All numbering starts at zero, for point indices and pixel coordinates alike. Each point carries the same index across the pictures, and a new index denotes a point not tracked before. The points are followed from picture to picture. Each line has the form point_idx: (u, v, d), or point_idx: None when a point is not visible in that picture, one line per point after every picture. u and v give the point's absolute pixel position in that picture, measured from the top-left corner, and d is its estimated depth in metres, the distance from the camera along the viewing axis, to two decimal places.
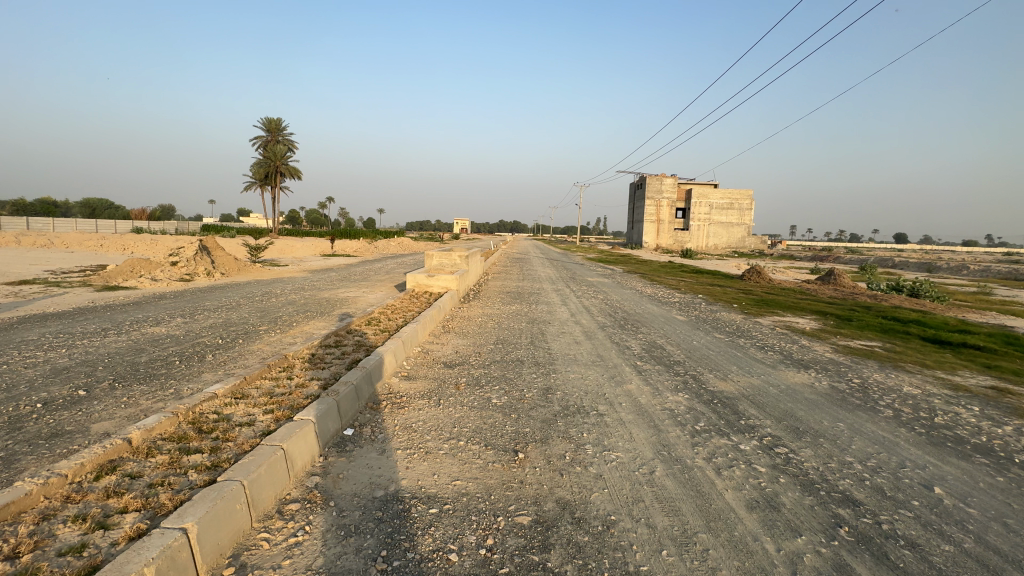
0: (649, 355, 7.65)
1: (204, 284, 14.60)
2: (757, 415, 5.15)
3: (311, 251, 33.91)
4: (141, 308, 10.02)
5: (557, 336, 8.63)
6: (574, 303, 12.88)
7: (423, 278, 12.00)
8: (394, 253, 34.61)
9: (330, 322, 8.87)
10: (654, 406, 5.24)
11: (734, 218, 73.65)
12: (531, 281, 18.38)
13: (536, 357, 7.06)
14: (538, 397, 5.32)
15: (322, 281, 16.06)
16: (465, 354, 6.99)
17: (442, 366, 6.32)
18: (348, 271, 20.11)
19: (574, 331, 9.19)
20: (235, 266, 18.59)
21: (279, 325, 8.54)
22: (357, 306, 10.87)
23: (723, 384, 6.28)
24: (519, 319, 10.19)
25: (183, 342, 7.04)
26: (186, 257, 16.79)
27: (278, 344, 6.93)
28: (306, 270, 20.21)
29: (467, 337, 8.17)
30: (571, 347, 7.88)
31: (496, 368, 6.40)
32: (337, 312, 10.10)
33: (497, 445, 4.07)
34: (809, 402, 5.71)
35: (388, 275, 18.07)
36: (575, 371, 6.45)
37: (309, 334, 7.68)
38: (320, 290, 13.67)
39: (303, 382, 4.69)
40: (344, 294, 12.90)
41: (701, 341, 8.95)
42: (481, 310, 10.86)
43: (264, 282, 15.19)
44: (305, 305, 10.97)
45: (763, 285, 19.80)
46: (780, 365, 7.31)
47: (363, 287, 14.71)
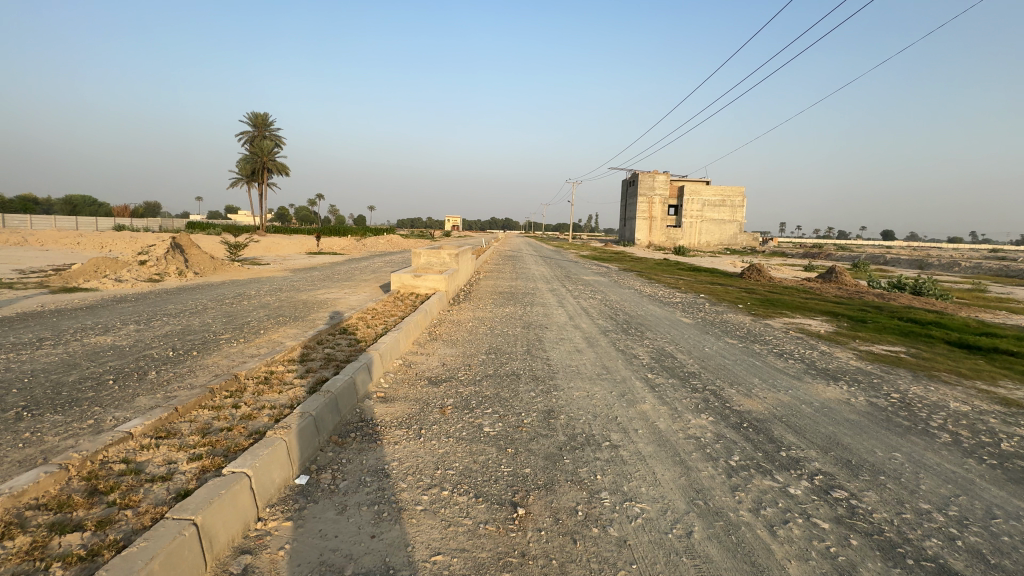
0: (660, 365, 6.82)
1: (173, 285, 13.54)
2: (798, 444, 4.34)
3: (295, 248, 32.68)
4: (93, 313, 9.00)
5: (556, 344, 7.80)
6: (571, 304, 12.01)
7: (409, 278, 11.10)
8: (382, 250, 33.56)
9: (304, 328, 7.94)
10: (677, 434, 4.41)
11: (727, 215, 73.34)
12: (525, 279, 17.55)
13: (534, 370, 6.21)
14: (538, 423, 4.47)
15: (302, 281, 15.04)
16: (453, 367, 6.13)
17: (425, 383, 5.45)
18: (332, 270, 19.08)
19: (574, 338, 8.33)
20: (211, 264, 17.50)
21: (245, 332, 7.59)
22: (337, 310, 9.93)
23: (750, 402, 5.48)
24: (513, 324, 9.32)
25: (126, 356, 6.08)
26: (156, 255, 15.66)
27: (237, 358, 6.00)
28: (288, 269, 19.17)
29: (456, 345, 7.29)
30: (572, 356, 7.05)
31: (488, 384, 5.54)
32: (313, 316, 9.16)
33: (490, 496, 3.23)
34: (852, 425, 4.92)
35: (374, 274, 17.13)
36: (580, 388, 5.60)
37: (276, 344, 6.75)
38: (298, 291, 12.69)
39: (250, 414, 3.78)
40: (324, 295, 11.92)
41: (713, 348, 8.13)
42: (472, 314, 9.98)
43: (240, 283, 14.17)
44: (279, 308, 10.00)
45: (765, 284, 19.10)
46: (806, 376, 6.55)
47: (345, 287, 13.77)
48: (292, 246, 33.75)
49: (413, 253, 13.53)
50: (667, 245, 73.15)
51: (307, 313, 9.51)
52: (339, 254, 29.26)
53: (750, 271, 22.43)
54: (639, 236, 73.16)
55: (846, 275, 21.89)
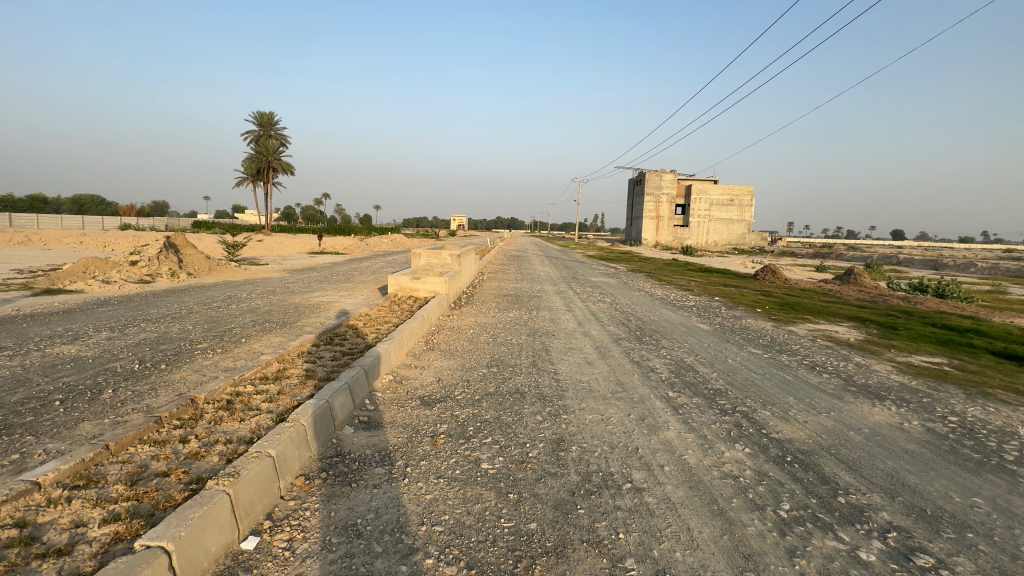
0: (682, 381, 6.10)
1: (163, 287, 12.97)
2: (857, 486, 3.62)
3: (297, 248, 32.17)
4: (68, 318, 8.39)
5: (564, 354, 7.11)
6: (578, 309, 11.29)
7: (407, 281, 10.45)
8: (385, 251, 32.96)
9: (289, 336, 7.29)
10: (711, 472, 3.71)
11: (736, 214, 72.20)
12: (530, 281, 16.90)
13: (540, 387, 5.52)
14: (546, 458, 3.79)
15: (297, 283, 14.41)
16: (450, 384, 5.46)
17: (416, 404, 4.78)
18: (331, 271, 18.46)
19: (584, 348, 7.62)
20: (206, 265, 16.94)
21: (225, 341, 6.94)
22: (329, 315, 9.29)
23: (789, 427, 4.77)
24: (517, 331, 8.63)
25: (86, 370, 5.45)
26: (148, 256, 15.11)
27: (207, 374, 5.35)
28: (286, 270, 18.59)
29: (455, 357, 6.61)
30: (582, 370, 6.37)
31: (488, 405, 4.87)
32: (303, 322, 8.50)
33: (486, 566, 2.55)
34: (915, 459, 4.19)
35: (373, 275, 16.50)
36: (593, 410, 4.92)
37: (255, 356, 6.10)
38: (292, 294, 12.06)
39: (198, 452, 3.13)
40: (318, 299, 11.29)
41: (737, 360, 7.40)
42: (473, 320, 9.30)
43: (233, 285, 13.57)
44: (268, 313, 9.34)
45: (780, 286, 18.29)
46: (847, 395, 5.82)
47: (342, 289, 13.15)
48: (294, 246, 33.24)
49: (413, 254, 12.87)
50: (674, 245, 72.17)
51: (297, 319, 8.85)
52: (340, 254, 28.68)
53: (765, 272, 21.57)
54: (646, 236, 72.22)
55: (864, 277, 21.00)
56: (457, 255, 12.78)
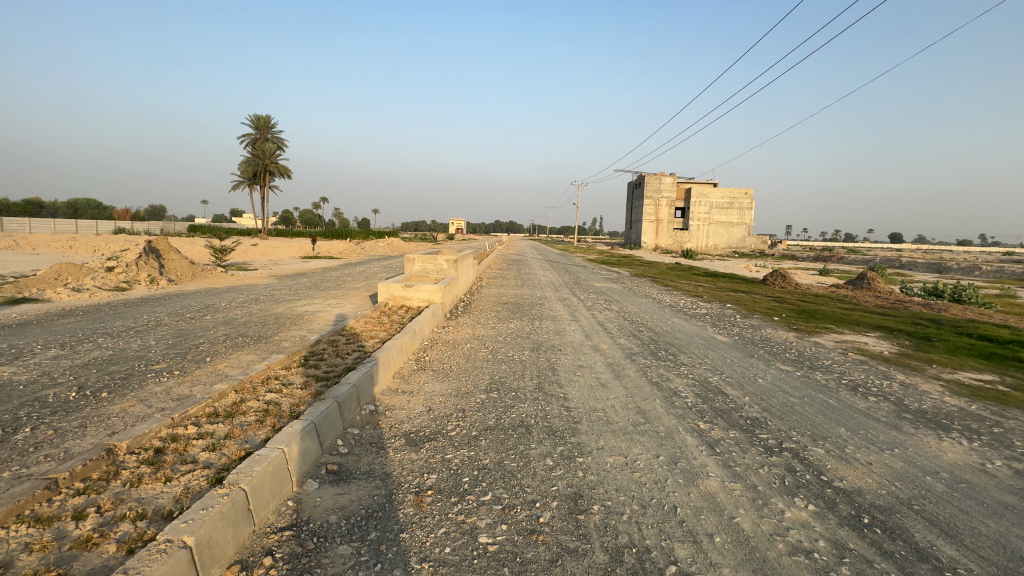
0: (713, 409, 5.26)
1: (139, 295, 12.11)
2: (966, 564, 2.79)
3: (291, 252, 31.40)
4: (19, 331, 7.54)
5: (573, 374, 6.28)
6: (584, 319, 10.45)
7: (399, 289, 9.64)
8: (380, 255, 32.15)
9: (263, 353, 6.45)
10: (775, 546, 2.87)
11: (736, 217, 71.57)
12: (531, 287, 16.08)
13: (548, 419, 4.67)
14: (561, 526, 2.95)
15: (284, 290, 13.55)
16: (443, 416, 4.63)
17: (399, 446, 3.93)
18: (322, 277, 17.62)
19: (595, 366, 6.79)
20: (190, 271, 16.08)
21: (187, 360, 6.09)
22: (313, 327, 8.44)
23: (853, 471, 3.93)
24: (519, 345, 7.79)
25: (11, 399, 4.60)
26: (127, 261, 14.25)
27: (153, 405, 4.49)
28: (276, 276, 17.75)
29: (449, 379, 5.76)
30: (595, 393, 5.55)
31: (488, 445, 4.03)
32: (281, 335, 7.64)
33: None
34: (1020, 517, 3.35)
35: (366, 282, 15.68)
36: (614, 449, 4.08)
37: (216, 380, 5.24)
38: (276, 302, 11.21)
39: (90, 539, 2.28)
40: (304, 308, 10.43)
41: (768, 379, 6.56)
42: (470, 333, 8.46)
43: (215, 292, 12.73)
44: (245, 325, 8.48)
45: (793, 292, 17.49)
46: (905, 426, 4.99)
47: (331, 296, 12.32)
48: (287, 250, 32.45)
49: (406, 259, 12.05)
50: (675, 248, 71.45)
51: (276, 332, 8.00)
52: (334, 258, 27.85)
53: (774, 277, 20.78)
54: (645, 239, 71.54)
55: (877, 281, 20.23)
56: (454, 260, 11.95)
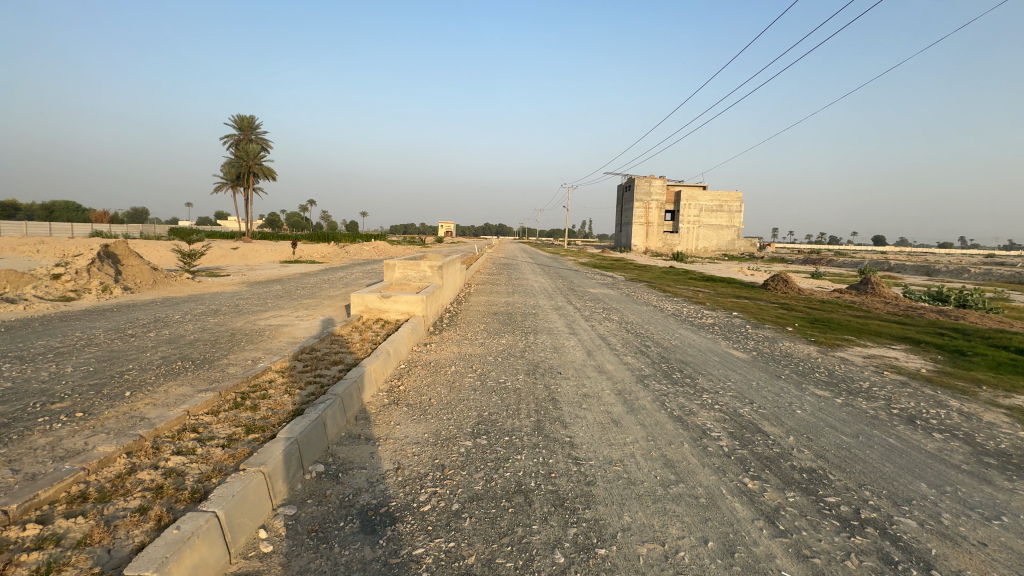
0: (757, 458, 4.19)
1: (84, 305, 10.78)
2: None
3: (271, 257, 29.99)
4: None
5: (578, 407, 5.20)
6: (583, 332, 9.35)
7: (375, 300, 8.49)
8: (365, 259, 30.90)
9: (198, 385, 5.24)
10: None
11: (726, 220, 71.29)
12: (523, 293, 15.01)
13: (552, 481, 3.58)
14: None
15: (251, 299, 12.25)
16: (415, 479, 3.51)
17: (349, 537, 2.80)
18: (297, 283, 16.34)
19: (603, 394, 5.72)
20: (151, 278, 14.69)
21: (99, 397, 4.87)
22: (272, 344, 7.24)
23: (970, 560, 2.89)
24: (512, 367, 6.68)
25: None
26: (76, 268, 12.88)
27: (19, 472, 3.30)
28: (247, 282, 16.41)
29: (426, 419, 4.64)
30: (608, 436, 4.47)
31: (473, 531, 2.92)
32: (230, 358, 6.44)
33: None
34: None
35: (344, 289, 14.48)
36: (646, 532, 2.99)
37: (121, 429, 4.05)
38: (238, 315, 9.95)
39: None
40: (268, 322, 9.20)
41: (808, 410, 5.52)
42: (456, 352, 7.33)
43: (172, 302, 11.40)
44: (192, 345, 7.24)
45: (797, 299, 16.64)
46: (998, 478, 3.98)
47: (302, 306, 11.11)
48: (267, 254, 30.99)
49: (385, 265, 10.86)
50: (665, 251, 70.80)
51: (225, 353, 6.77)
52: (315, 262, 26.55)
53: (775, 282, 19.90)
54: (636, 242, 70.96)
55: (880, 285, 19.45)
56: (438, 266, 10.79)
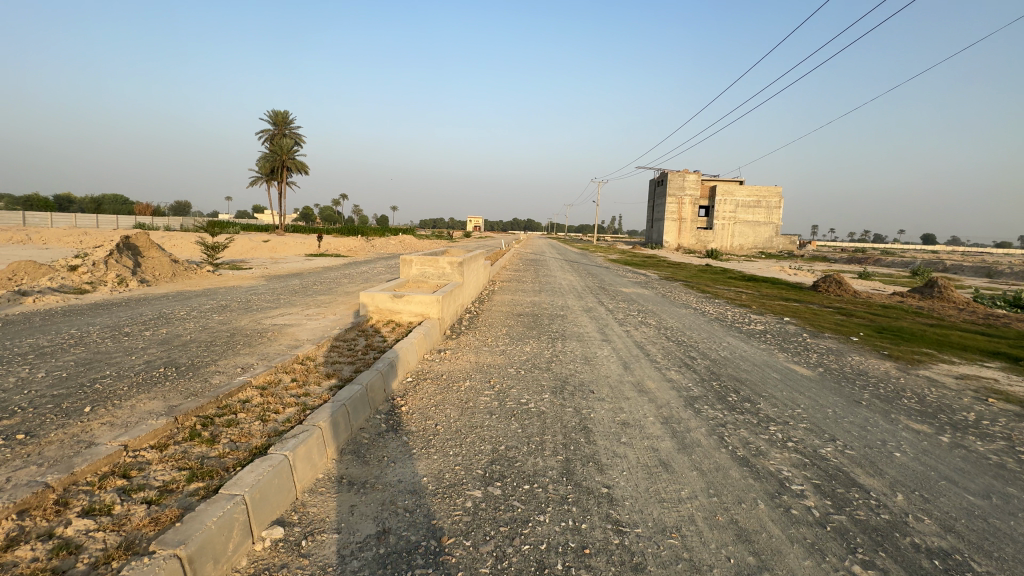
0: (863, 531, 3.11)
1: (95, 298, 10.43)
2: None
3: (297, 250, 29.89)
4: None
5: (616, 441, 4.21)
6: (618, 340, 8.30)
7: (386, 300, 7.68)
8: (389, 253, 30.47)
9: (170, 401, 4.51)
10: None
11: (764, 216, 68.05)
12: (550, 292, 14.01)
13: (586, 564, 2.62)
14: None
15: (264, 295, 11.67)
16: (403, 554, 2.60)
17: None
18: (316, 278, 15.83)
19: (646, 422, 4.70)
20: (170, 271, 14.41)
21: (55, 412, 4.19)
22: (270, 348, 6.51)
23: None
24: (536, 383, 5.72)
25: None
26: (94, 259, 12.65)
27: None
28: (267, 276, 16.00)
29: (428, 456, 3.75)
30: (658, 487, 3.46)
31: None
32: (220, 365, 5.72)
33: None
34: None
35: (361, 285, 13.84)
36: None
37: (57, 459, 3.31)
38: (245, 312, 9.34)
39: None
40: (274, 321, 8.54)
41: (910, 453, 4.36)
42: (472, 362, 6.43)
43: (184, 297, 10.94)
44: (185, 347, 6.58)
45: (855, 303, 15.01)
46: None
47: (315, 304, 10.45)
48: (293, 247, 31.02)
49: (401, 261, 10.07)
50: (698, 248, 68.27)
51: (217, 358, 6.06)
52: (339, 256, 26.21)
53: (827, 283, 18.20)
54: (667, 238, 68.68)
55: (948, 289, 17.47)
56: (458, 262, 9.92)
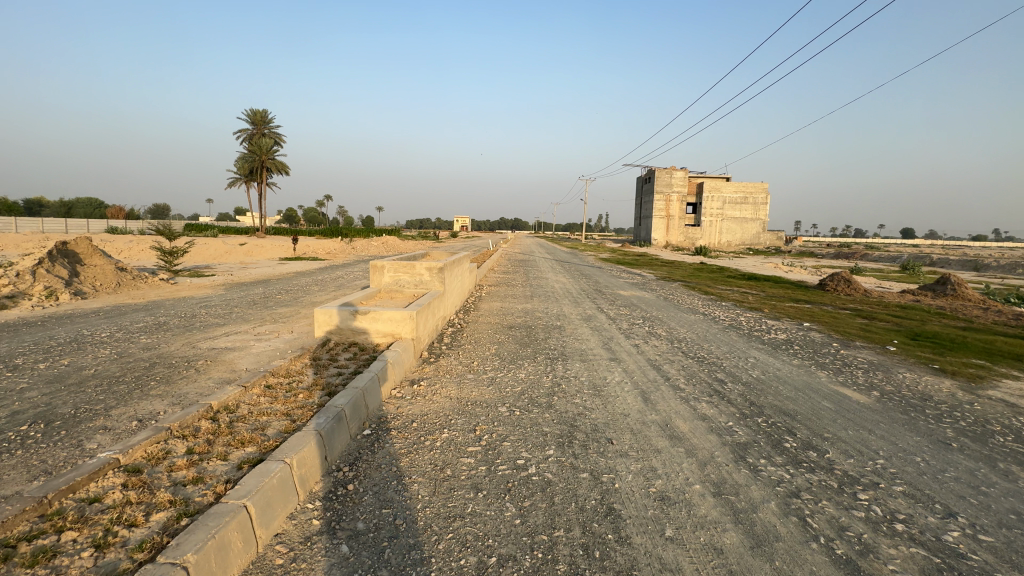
0: None
1: (7, 317, 8.79)
2: None
3: (269, 253, 28.15)
4: None
5: (661, 540, 2.85)
6: (627, 359, 6.96)
7: (347, 317, 6.24)
8: (369, 256, 28.90)
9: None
10: None
11: (752, 212, 67.58)
12: (542, 298, 12.67)
13: None
14: None
15: (216, 308, 10.13)
16: None
17: None
18: (283, 285, 14.27)
19: (694, 496, 3.36)
20: (114, 281, 12.75)
21: None
22: (191, 387, 5.04)
23: None
24: (536, 430, 4.35)
25: None
26: (19, 270, 10.96)
27: None
28: (227, 285, 14.38)
29: None
30: None
31: None
32: (110, 418, 4.24)
33: None
34: None
35: (331, 294, 12.33)
36: None
37: None
38: (183, 332, 7.80)
39: None
40: (214, 343, 7.04)
41: None
42: (452, 399, 5.02)
43: (118, 313, 9.33)
44: (79, 386, 5.08)
45: (871, 305, 13.90)
46: None
47: (272, 319, 8.94)
48: (266, 250, 29.26)
49: (371, 267, 8.63)
50: (687, 246, 67.62)
51: (113, 404, 4.57)
52: (314, 260, 24.57)
53: (834, 283, 17.11)
54: (656, 236, 67.88)
55: (963, 286, 16.48)
56: (437, 268, 8.49)
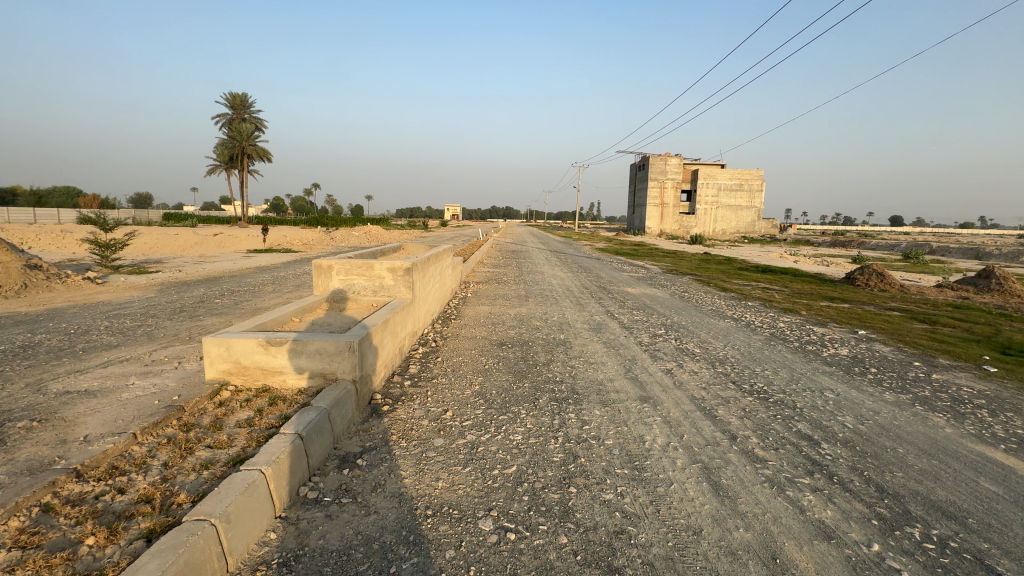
0: None
1: None
2: None
3: (240, 245, 25.82)
4: None
5: None
6: (665, 399, 4.94)
7: (253, 349, 4.12)
8: (346, 248, 26.64)
9: None
10: None
11: (748, 200, 65.87)
12: (537, 299, 10.63)
13: None
14: None
15: (127, 319, 7.93)
16: None
17: None
18: (232, 284, 12.06)
19: None
20: (19, 281, 10.45)
21: None
22: None
23: None
24: None
25: None
26: None
27: None
28: (166, 284, 12.14)
29: None
30: None
31: None
32: None
33: None
34: None
35: (283, 296, 10.18)
36: None
37: None
38: (48, 360, 5.62)
39: None
40: (76, 382, 4.89)
41: None
42: (401, 507, 2.95)
43: None
44: None
45: (918, 304, 11.99)
46: None
47: (187, 336, 6.78)
48: (234, 240, 26.87)
49: (316, 267, 6.51)
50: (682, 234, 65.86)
51: None
52: (283, 253, 22.30)
53: (864, 277, 15.19)
54: (650, 224, 65.96)
55: (1010, 280, 14.63)
56: (402, 269, 6.38)
